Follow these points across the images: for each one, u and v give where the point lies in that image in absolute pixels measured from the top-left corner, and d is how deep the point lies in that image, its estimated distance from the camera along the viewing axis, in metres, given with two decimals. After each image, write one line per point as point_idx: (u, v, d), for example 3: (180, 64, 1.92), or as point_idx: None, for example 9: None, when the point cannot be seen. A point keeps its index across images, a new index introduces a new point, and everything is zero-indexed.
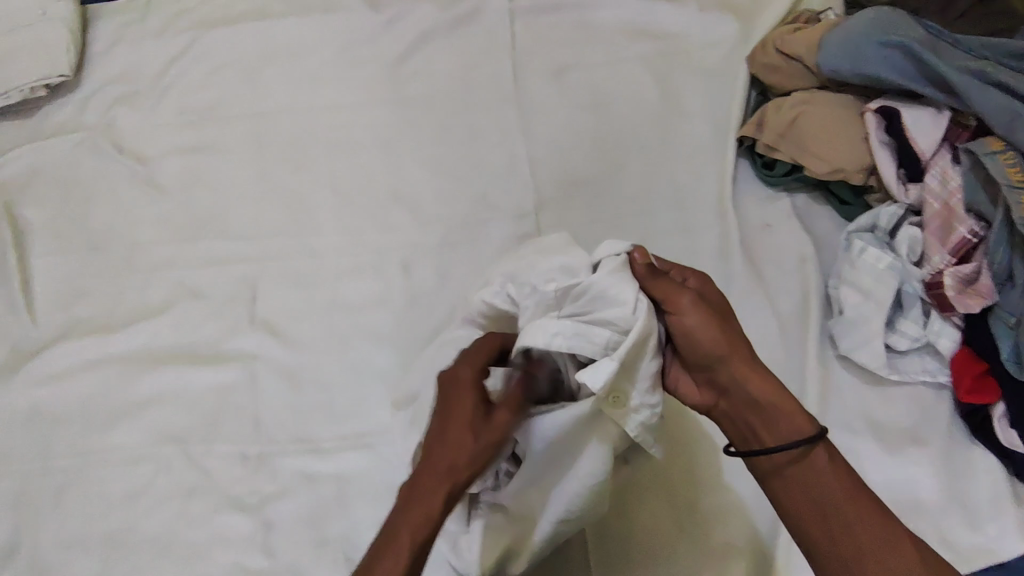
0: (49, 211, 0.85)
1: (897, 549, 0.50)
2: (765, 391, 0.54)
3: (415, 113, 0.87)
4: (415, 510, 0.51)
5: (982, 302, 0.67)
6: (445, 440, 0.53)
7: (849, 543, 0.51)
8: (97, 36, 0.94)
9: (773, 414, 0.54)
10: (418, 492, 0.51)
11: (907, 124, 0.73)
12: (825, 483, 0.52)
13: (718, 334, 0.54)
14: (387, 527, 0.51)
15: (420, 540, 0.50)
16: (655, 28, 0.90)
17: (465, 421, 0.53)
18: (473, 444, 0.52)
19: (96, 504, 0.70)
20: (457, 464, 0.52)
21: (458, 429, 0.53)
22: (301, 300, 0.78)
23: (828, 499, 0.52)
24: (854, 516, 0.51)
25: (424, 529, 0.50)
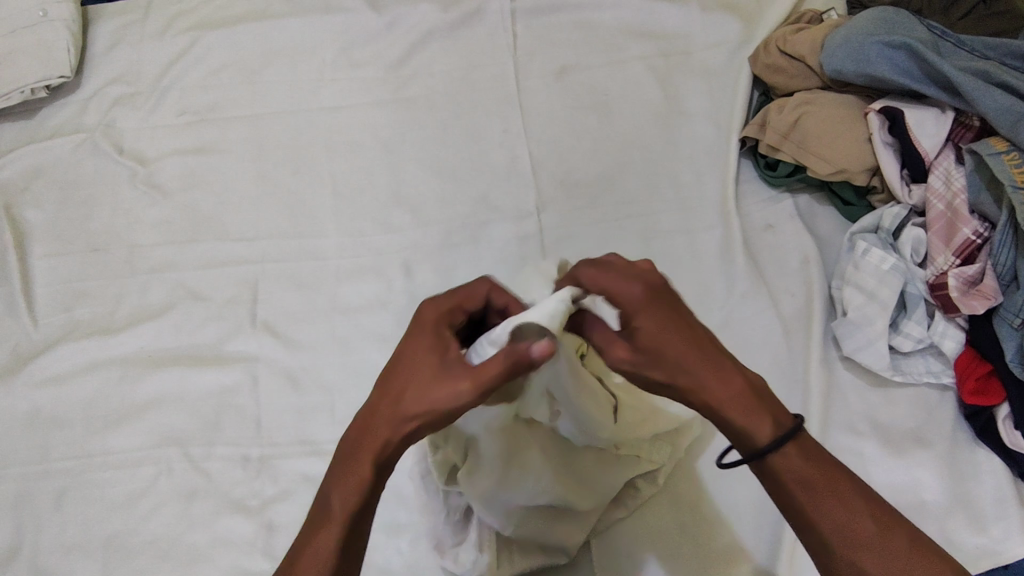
0: (50, 213, 0.85)
1: (869, 550, 0.46)
2: (730, 404, 0.48)
3: (416, 113, 0.87)
4: (346, 474, 0.49)
5: (987, 304, 0.65)
6: (388, 397, 0.49)
7: (821, 545, 0.48)
8: (97, 37, 0.94)
9: (735, 426, 0.49)
10: (351, 459, 0.49)
11: (910, 125, 0.73)
12: (786, 483, 0.48)
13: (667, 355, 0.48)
14: (323, 497, 0.50)
15: (350, 507, 0.48)
16: (656, 28, 0.90)
17: (412, 375, 0.49)
18: (411, 399, 0.48)
19: (97, 507, 0.70)
20: (393, 427, 0.48)
21: (404, 383, 0.49)
22: (302, 301, 0.78)
23: (790, 499, 0.48)
24: (822, 515, 0.47)
25: (352, 498, 0.48)
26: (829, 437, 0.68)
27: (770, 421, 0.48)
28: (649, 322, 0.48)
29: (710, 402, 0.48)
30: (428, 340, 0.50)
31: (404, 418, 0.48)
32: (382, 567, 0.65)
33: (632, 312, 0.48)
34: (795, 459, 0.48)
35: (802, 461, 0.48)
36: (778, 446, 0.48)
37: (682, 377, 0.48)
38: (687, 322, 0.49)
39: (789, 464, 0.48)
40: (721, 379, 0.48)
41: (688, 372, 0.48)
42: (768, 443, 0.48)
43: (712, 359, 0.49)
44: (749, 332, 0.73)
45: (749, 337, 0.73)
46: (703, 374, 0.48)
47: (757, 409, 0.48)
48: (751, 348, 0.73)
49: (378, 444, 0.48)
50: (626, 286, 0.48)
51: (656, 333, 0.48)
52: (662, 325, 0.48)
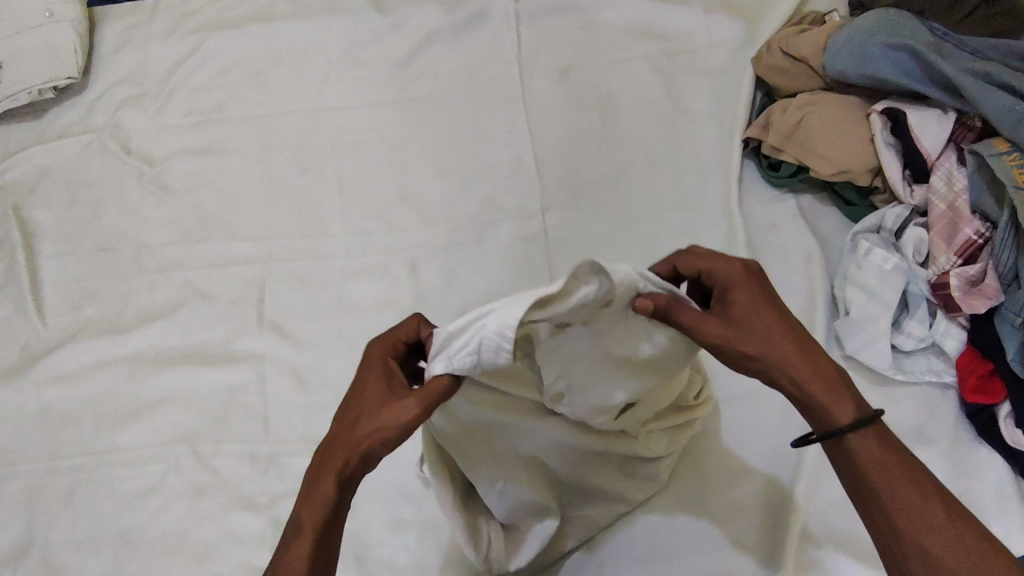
0: (59, 213, 0.86)
1: (939, 532, 0.49)
2: (812, 382, 0.53)
3: (423, 114, 0.88)
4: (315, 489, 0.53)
5: (988, 303, 0.67)
6: (344, 420, 0.55)
7: (888, 526, 0.51)
8: (104, 38, 0.94)
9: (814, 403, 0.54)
10: (316, 478, 0.53)
11: (913, 125, 0.73)
12: (864, 467, 0.52)
13: (758, 325, 0.53)
14: (294, 516, 0.54)
15: (320, 522, 0.52)
16: (660, 29, 0.90)
17: (365, 402, 0.54)
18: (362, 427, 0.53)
19: (107, 504, 0.71)
20: (348, 450, 0.53)
21: (359, 408, 0.54)
22: (310, 301, 0.79)
23: (864, 480, 0.52)
24: (897, 500, 0.51)
25: (320, 509, 0.52)
26: None
27: (850, 405, 0.53)
28: (741, 296, 0.54)
29: (793, 377, 0.53)
30: (375, 374, 0.55)
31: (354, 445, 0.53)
32: (390, 563, 0.66)
33: (727, 287, 0.55)
34: (873, 444, 0.52)
35: (879, 448, 0.52)
36: (857, 427, 0.52)
37: (765, 348, 0.53)
38: (777, 308, 0.55)
39: (869, 449, 0.52)
40: (806, 358, 0.54)
41: (775, 346, 0.53)
42: (845, 423, 0.53)
43: (797, 340, 0.54)
44: None
45: None
46: (787, 351, 0.53)
47: (839, 393, 0.53)
48: None
49: (336, 469, 0.53)
50: (724, 265, 0.56)
51: (748, 305, 0.54)
52: (754, 301, 0.54)
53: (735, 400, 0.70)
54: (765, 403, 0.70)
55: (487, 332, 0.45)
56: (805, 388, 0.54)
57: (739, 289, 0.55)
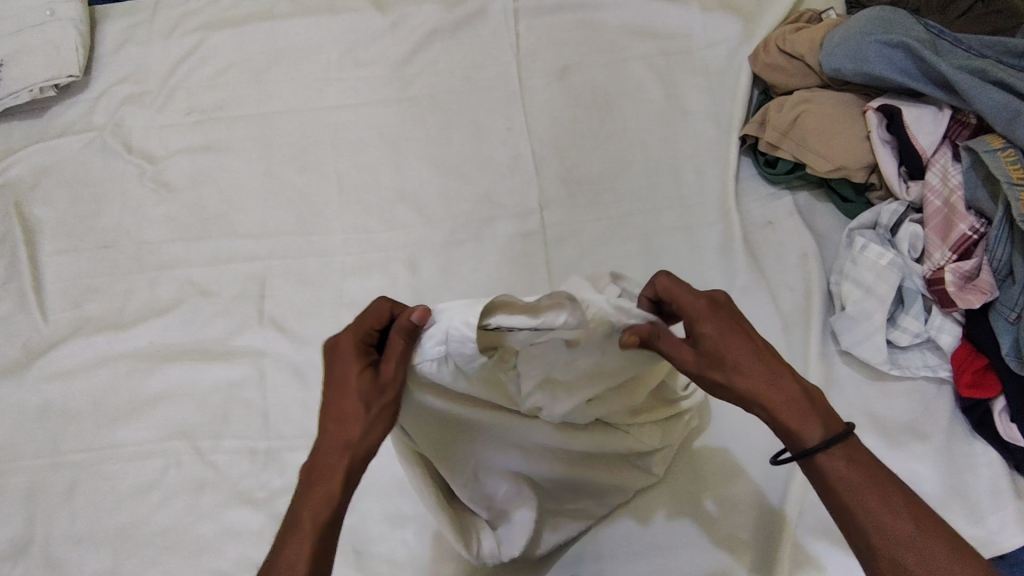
0: (60, 210, 0.86)
1: (911, 544, 0.47)
2: (783, 407, 0.51)
3: (421, 112, 0.88)
4: (317, 492, 0.50)
5: (983, 298, 0.67)
6: (337, 416, 0.52)
7: (865, 547, 0.48)
8: (106, 37, 0.95)
9: (782, 427, 0.51)
10: (319, 477, 0.51)
11: (908, 123, 0.74)
12: (830, 481, 0.50)
13: (728, 355, 0.52)
14: (291, 512, 0.51)
15: (321, 521, 0.49)
16: (658, 28, 0.91)
17: (355, 395, 0.51)
18: (362, 422, 0.50)
19: (108, 498, 0.71)
20: (350, 444, 0.51)
21: (351, 402, 0.51)
22: (309, 298, 0.79)
23: (836, 498, 0.50)
24: (873, 519, 0.48)
25: (326, 509, 0.50)
26: None
27: (819, 425, 0.50)
28: (708, 329, 0.52)
29: (767, 401, 0.51)
30: (358, 362, 0.51)
31: (357, 439, 0.51)
32: (388, 558, 0.66)
33: (693, 321, 0.52)
34: (839, 459, 0.49)
35: (852, 466, 0.49)
36: (827, 447, 0.50)
37: (735, 378, 0.52)
38: (751, 336, 0.52)
39: (839, 468, 0.50)
40: (781, 383, 0.51)
41: (746, 376, 0.51)
42: (816, 442, 0.50)
43: (765, 364, 0.52)
44: None
45: None
46: (756, 381, 0.51)
47: (808, 412, 0.51)
48: None
49: (341, 466, 0.51)
50: (689, 299, 0.52)
51: (717, 338, 0.52)
52: (724, 333, 0.52)
53: None
54: None
55: (454, 323, 0.49)
56: (774, 416, 0.51)
57: (706, 323, 0.52)
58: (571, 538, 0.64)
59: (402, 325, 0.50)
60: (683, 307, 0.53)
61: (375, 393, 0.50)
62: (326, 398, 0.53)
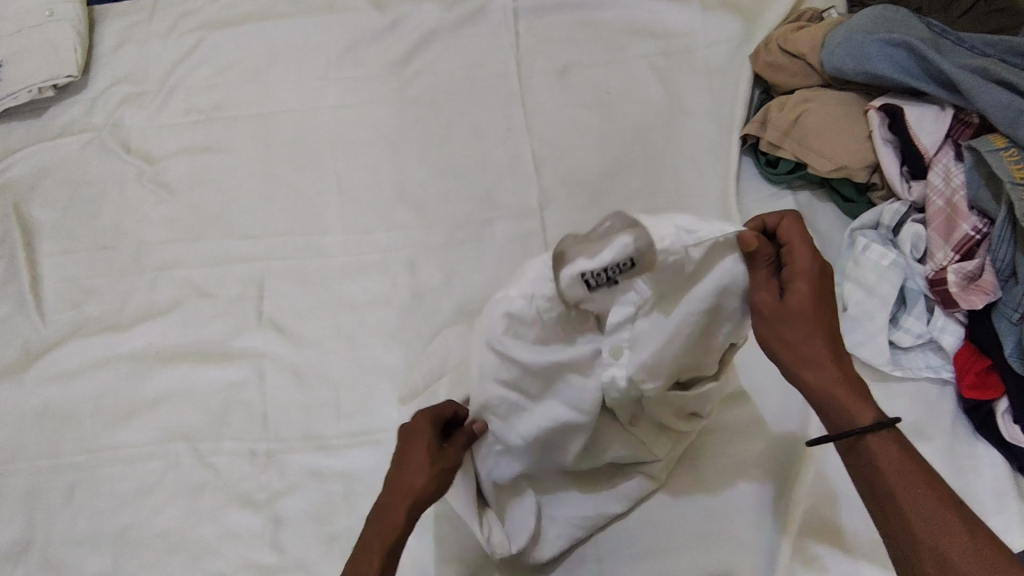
0: (58, 211, 0.86)
1: (953, 534, 0.46)
2: (833, 386, 0.52)
3: (420, 112, 0.88)
4: (383, 525, 0.53)
5: (985, 299, 0.66)
6: (404, 464, 0.55)
7: (905, 532, 0.48)
8: (104, 37, 0.95)
9: (829, 402, 0.52)
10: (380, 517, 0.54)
11: (910, 122, 0.73)
12: (879, 466, 0.50)
13: (810, 317, 0.51)
14: (360, 544, 0.54)
15: (386, 550, 0.52)
16: (658, 28, 0.90)
17: (420, 449, 0.55)
18: (426, 466, 0.54)
19: (108, 501, 0.71)
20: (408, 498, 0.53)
21: (415, 452, 0.55)
22: (308, 299, 0.79)
23: (882, 483, 0.49)
24: (914, 505, 0.48)
25: (392, 539, 0.53)
26: None
27: (868, 410, 0.51)
28: (798, 286, 0.51)
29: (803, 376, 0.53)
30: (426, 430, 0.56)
31: (422, 481, 0.53)
32: None
33: (794, 271, 0.51)
34: (890, 444, 0.50)
35: (898, 456, 0.50)
36: (877, 429, 0.50)
37: (799, 338, 0.51)
38: (828, 316, 0.52)
39: (888, 456, 0.50)
40: (828, 367, 0.52)
41: (809, 344, 0.52)
42: (863, 424, 0.50)
43: (830, 344, 0.52)
44: None
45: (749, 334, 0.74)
46: (818, 352, 0.52)
47: (860, 396, 0.51)
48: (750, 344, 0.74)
49: (404, 505, 0.53)
50: (804, 252, 0.52)
51: (806, 299, 0.51)
52: (812, 299, 0.51)
53: (733, 398, 0.71)
54: (762, 400, 0.71)
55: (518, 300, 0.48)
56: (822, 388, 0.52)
57: (806, 279, 0.51)
58: (573, 544, 0.64)
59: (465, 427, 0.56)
60: (793, 257, 0.52)
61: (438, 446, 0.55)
62: (398, 455, 0.56)
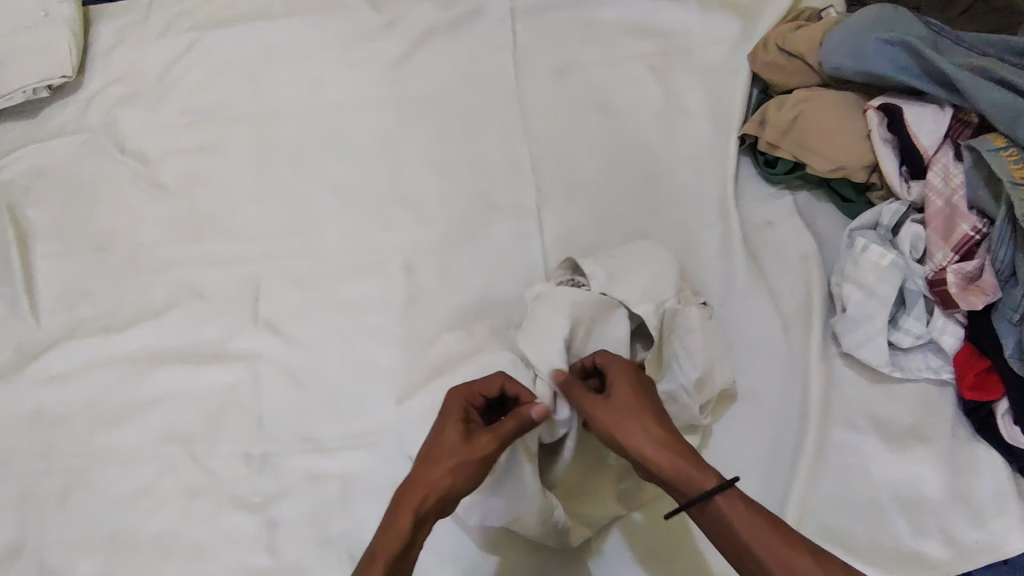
0: (52, 212, 0.86)
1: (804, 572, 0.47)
2: (674, 454, 0.52)
3: (417, 112, 0.87)
4: (394, 520, 0.52)
5: (985, 300, 0.66)
6: (427, 458, 0.55)
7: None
8: (99, 37, 0.94)
9: (677, 474, 0.52)
10: (396, 510, 0.53)
11: (909, 122, 0.73)
12: (730, 523, 0.50)
13: (633, 402, 0.55)
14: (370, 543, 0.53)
15: (395, 549, 0.51)
16: (656, 27, 0.90)
17: (446, 442, 0.55)
18: (448, 462, 0.54)
19: (102, 504, 0.71)
20: (434, 486, 0.53)
21: (439, 446, 0.55)
22: (303, 300, 0.79)
23: (737, 541, 0.50)
24: (766, 549, 0.48)
25: (400, 539, 0.51)
26: (827, 432, 0.69)
27: (710, 473, 0.52)
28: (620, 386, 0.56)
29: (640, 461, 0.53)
30: (456, 416, 0.57)
31: (441, 476, 0.53)
32: None
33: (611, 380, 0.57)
34: (736, 500, 0.51)
35: (739, 514, 0.50)
36: (720, 490, 0.50)
37: (626, 425, 0.54)
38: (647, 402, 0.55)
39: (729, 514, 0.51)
40: (660, 438, 0.53)
41: (638, 425, 0.54)
42: (708, 488, 0.51)
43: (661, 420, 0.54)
44: (747, 331, 0.74)
45: (747, 335, 0.74)
46: (654, 429, 0.54)
47: (699, 461, 0.52)
48: (748, 345, 0.73)
49: (420, 498, 0.53)
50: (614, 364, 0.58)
51: (626, 392, 0.56)
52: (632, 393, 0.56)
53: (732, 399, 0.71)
54: (760, 402, 0.71)
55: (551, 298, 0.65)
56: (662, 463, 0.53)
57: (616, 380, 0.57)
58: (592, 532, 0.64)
59: (520, 415, 0.56)
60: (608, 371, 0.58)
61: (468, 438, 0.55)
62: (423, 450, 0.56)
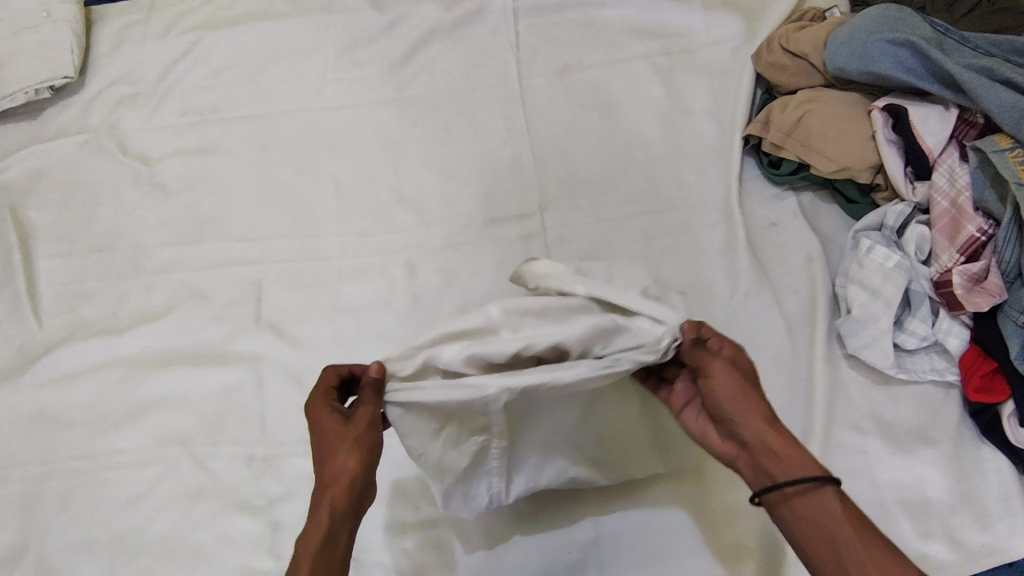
0: (54, 213, 0.85)
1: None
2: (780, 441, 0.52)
3: (419, 113, 0.87)
4: (312, 524, 0.53)
5: (990, 302, 0.66)
6: (322, 456, 0.55)
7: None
8: (100, 37, 0.94)
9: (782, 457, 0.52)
10: (312, 516, 0.54)
11: (914, 122, 0.72)
12: (834, 520, 0.50)
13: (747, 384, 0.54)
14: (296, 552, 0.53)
15: (314, 547, 0.52)
16: (659, 27, 0.90)
17: (327, 436, 0.55)
18: (338, 453, 0.54)
19: (103, 506, 0.70)
20: (340, 478, 0.54)
21: (325, 444, 0.55)
22: (306, 302, 0.78)
23: (840, 535, 0.49)
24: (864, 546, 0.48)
25: (315, 538, 0.52)
26: (831, 434, 0.69)
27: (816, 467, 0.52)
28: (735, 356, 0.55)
29: (745, 428, 0.53)
30: (328, 409, 0.56)
31: (341, 467, 0.54)
32: (386, 566, 0.65)
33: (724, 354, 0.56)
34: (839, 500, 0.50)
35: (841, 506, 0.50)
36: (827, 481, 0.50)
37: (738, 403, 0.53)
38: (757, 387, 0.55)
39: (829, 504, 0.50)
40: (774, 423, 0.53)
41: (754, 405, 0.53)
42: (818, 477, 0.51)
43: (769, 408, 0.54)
44: (751, 332, 0.74)
45: (751, 337, 0.74)
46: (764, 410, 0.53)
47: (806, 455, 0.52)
48: (753, 347, 0.73)
49: (328, 495, 0.53)
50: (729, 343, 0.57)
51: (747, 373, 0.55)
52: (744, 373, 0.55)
53: None
54: None
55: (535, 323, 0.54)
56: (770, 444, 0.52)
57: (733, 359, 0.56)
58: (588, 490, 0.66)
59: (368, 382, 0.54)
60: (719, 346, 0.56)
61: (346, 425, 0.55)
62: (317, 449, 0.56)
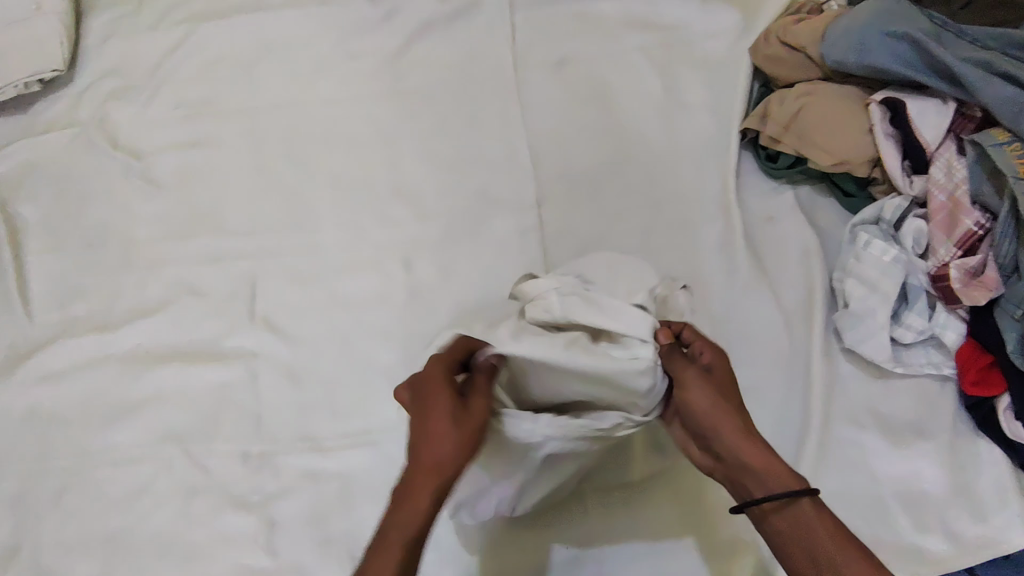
0: (45, 208, 0.84)
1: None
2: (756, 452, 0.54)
3: (415, 106, 0.86)
4: (406, 511, 0.52)
5: (989, 295, 0.66)
6: (427, 440, 0.53)
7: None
8: (91, 29, 0.93)
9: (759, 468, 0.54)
10: (402, 501, 0.52)
11: (912, 115, 0.72)
12: (818, 530, 0.52)
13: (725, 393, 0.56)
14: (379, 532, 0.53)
15: (408, 538, 0.51)
16: (656, 19, 0.89)
17: (439, 418, 0.52)
18: (450, 441, 0.52)
19: (98, 504, 0.70)
20: (440, 465, 0.52)
21: (435, 425, 0.52)
22: (301, 297, 0.78)
23: (821, 544, 0.52)
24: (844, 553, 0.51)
25: (411, 530, 0.51)
26: (828, 428, 0.69)
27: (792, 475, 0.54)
28: (713, 360, 0.57)
29: (722, 441, 0.55)
30: (444, 385, 0.54)
31: (452, 457, 0.52)
32: None
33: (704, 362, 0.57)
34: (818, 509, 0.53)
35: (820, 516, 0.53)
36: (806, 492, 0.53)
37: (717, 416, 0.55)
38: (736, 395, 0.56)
39: (803, 515, 0.53)
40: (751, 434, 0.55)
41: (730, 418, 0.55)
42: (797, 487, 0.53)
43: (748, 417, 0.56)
44: (749, 326, 0.74)
45: (749, 331, 0.73)
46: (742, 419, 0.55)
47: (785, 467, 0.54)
48: (750, 342, 0.73)
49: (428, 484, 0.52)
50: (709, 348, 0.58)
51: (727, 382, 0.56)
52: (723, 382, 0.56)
53: None
54: (763, 398, 0.70)
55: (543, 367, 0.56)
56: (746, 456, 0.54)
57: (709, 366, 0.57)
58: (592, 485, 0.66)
59: (484, 366, 0.55)
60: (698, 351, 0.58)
61: (461, 412, 0.53)
62: (417, 432, 0.53)
